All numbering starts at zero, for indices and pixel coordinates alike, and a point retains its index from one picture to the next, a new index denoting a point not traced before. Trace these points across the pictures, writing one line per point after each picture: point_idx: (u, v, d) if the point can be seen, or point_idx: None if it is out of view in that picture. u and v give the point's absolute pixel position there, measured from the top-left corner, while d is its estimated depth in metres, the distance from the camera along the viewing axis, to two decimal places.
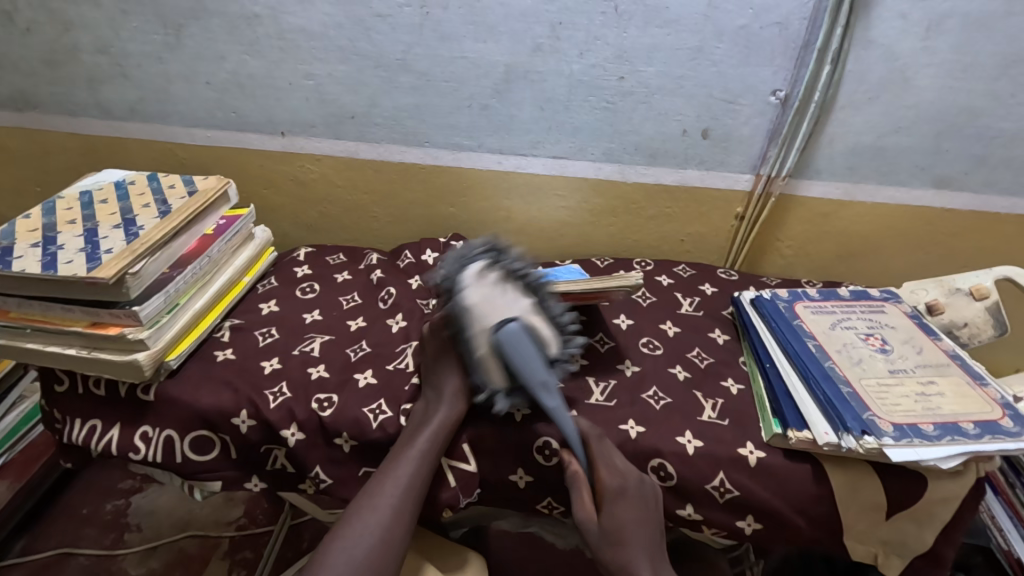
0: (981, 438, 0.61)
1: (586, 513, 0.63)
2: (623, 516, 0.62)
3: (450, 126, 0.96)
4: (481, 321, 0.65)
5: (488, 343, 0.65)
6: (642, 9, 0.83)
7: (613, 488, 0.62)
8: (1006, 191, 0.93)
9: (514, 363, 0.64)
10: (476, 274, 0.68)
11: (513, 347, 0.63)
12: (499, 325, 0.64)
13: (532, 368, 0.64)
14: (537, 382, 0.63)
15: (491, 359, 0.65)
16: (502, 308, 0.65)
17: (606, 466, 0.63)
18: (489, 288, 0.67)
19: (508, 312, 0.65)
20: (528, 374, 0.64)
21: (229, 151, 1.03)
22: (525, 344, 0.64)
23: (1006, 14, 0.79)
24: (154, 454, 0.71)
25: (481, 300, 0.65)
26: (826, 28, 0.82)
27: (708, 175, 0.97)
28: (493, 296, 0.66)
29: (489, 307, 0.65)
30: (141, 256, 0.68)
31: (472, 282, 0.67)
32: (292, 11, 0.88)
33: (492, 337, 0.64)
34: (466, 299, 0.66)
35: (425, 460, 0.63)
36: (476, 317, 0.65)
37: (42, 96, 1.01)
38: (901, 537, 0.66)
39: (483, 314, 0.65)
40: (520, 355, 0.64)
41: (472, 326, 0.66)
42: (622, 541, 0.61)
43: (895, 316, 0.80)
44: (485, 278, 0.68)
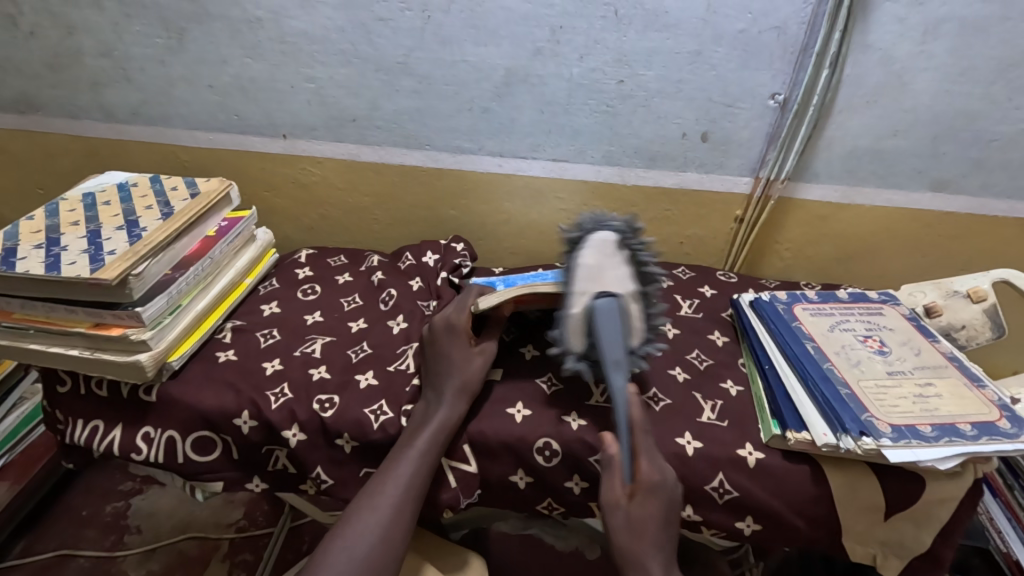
0: (979, 439, 0.62)
1: (611, 497, 0.62)
2: (649, 512, 0.61)
3: (451, 129, 0.97)
4: (588, 284, 0.66)
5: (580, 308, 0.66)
6: (642, 13, 0.84)
7: (650, 482, 0.62)
8: (1003, 194, 0.93)
9: (597, 333, 0.65)
10: (599, 241, 0.68)
11: (601, 317, 0.65)
12: (602, 295, 0.66)
13: (609, 344, 0.64)
14: (611, 359, 0.64)
15: (575, 323, 0.66)
16: (613, 281, 0.67)
17: (647, 459, 0.63)
18: (605, 256, 0.67)
19: (614, 287, 0.66)
20: (606, 348, 0.64)
21: (231, 154, 1.03)
22: (615, 322, 0.65)
23: (1003, 18, 0.80)
24: (156, 455, 0.71)
25: (595, 265, 0.67)
26: (823, 32, 0.83)
27: (707, 178, 0.97)
28: (607, 269, 0.67)
29: (598, 273, 0.66)
30: (144, 258, 0.68)
31: (592, 245, 0.68)
32: (294, 15, 0.89)
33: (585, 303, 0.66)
34: (581, 257, 0.67)
35: (427, 459, 0.64)
36: (579, 276, 0.67)
37: (45, 99, 1.01)
38: (900, 537, 0.67)
39: (585, 280, 0.66)
40: (607, 327, 0.65)
41: (573, 284, 0.67)
42: (643, 533, 0.61)
43: (893, 318, 0.80)
44: (605, 246, 0.68)
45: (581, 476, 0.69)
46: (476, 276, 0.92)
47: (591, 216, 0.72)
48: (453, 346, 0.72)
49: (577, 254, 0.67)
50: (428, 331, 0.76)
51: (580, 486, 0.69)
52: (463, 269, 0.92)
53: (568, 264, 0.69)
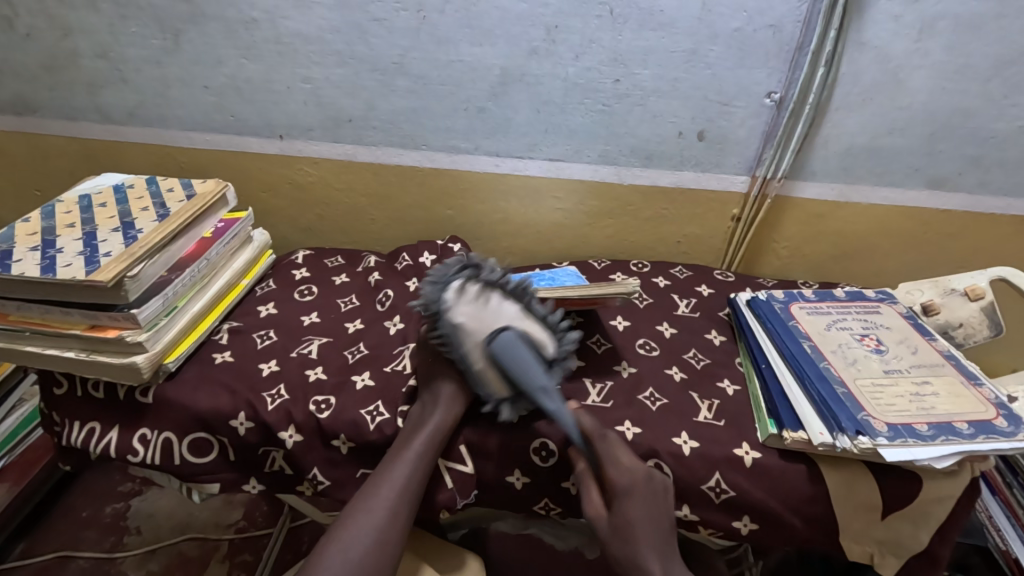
0: (975, 438, 0.61)
1: (594, 511, 0.63)
2: (633, 513, 0.61)
3: (447, 129, 0.97)
4: (474, 336, 0.66)
5: (484, 355, 0.66)
6: (637, 12, 0.84)
7: (622, 487, 0.61)
8: (1000, 191, 0.93)
9: (509, 371, 0.65)
10: (456, 291, 0.68)
11: (510, 356, 0.65)
12: (493, 338, 0.66)
13: (529, 376, 0.64)
14: (536, 387, 0.64)
15: (488, 370, 0.66)
16: (494, 317, 0.67)
17: (613, 464, 0.62)
18: (472, 302, 0.68)
19: (497, 323, 0.66)
20: (527, 380, 0.64)
21: (228, 155, 1.03)
22: (519, 352, 0.65)
23: (998, 15, 0.80)
24: (152, 456, 0.71)
25: (468, 317, 0.67)
26: (819, 30, 0.82)
27: (704, 177, 0.97)
28: (480, 314, 0.67)
29: (478, 320, 0.67)
30: (140, 259, 0.68)
31: (452, 302, 0.68)
32: (290, 16, 0.89)
33: (486, 350, 0.66)
34: (452, 318, 0.67)
35: (422, 460, 0.64)
36: (465, 333, 0.67)
37: (42, 100, 1.01)
38: (897, 537, 0.67)
39: (473, 338, 0.66)
40: (516, 361, 0.65)
41: (463, 343, 0.67)
42: (630, 537, 0.60)
43: (890, 316, 0.80)
44: (463, 292, 0.69)
45: None
46: None
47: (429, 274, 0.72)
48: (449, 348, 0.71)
49: (448, 315, 0.67)
50: (424, 332, 0.75)
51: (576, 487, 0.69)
52: None
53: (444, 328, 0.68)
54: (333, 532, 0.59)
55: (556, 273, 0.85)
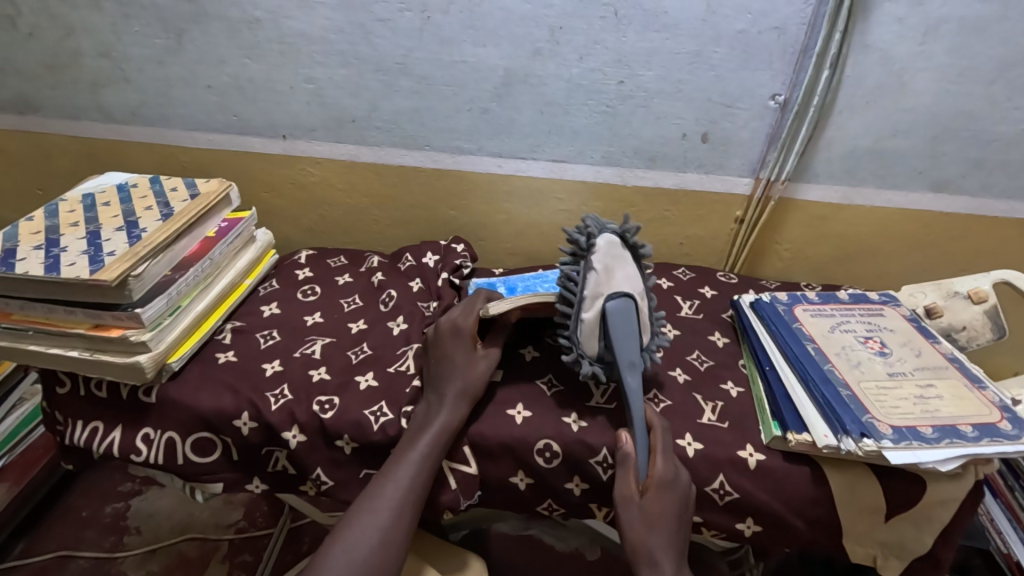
0: (980, 440, 0.61)
1: (623, 492, 0.63)
2: (664, 507, 0.61)
3: (450, 130, 0.97)
4: (598, 287, 0.67)
5: (597, 311, 0.67)
6: (641, 14, 0.84)
7: (663, 478, 0.62)
8: (1003, 195, 0.93)
9: (613, 335, 0.66)
10: (608, 241, 0.69)
11: (618, 321, 0.66)
12: (614, 296, 0.67)
13: (623, 348, 0.66)
14: (626, 361, 0.66)
15: (593, 326, 0.67)
16: (623, 281, 0.68)
17: (663, 455, 0.64)
18: (614, 261, 0.68)
19: (625, 287, 0.67)
20: (620, 350, 0.66)
21: (230, 154, 1.03)
22: (629, 323, 0.66)
23: (1002, 18, 0.80)
24: (155, 456, 0.71)
25: (605, 268, 0.67)
26: (823, 32, 0.82)
27: (707, 179, 0.97)
28: (613, 273, 0.68)
29: (609, 277, 0.68)
30: (144, 259, 0.68)
31: (599, 249, 0.68)
32: (293, 15, 0.89)
33: (603, 305, 0.67)
34: (592, 263, 0.68)
35: (428, 460, 0.64)
36: (591, 282, 0.67)
37: (44, 99, 1.01)
38: (900, 539, 0.67)
39: (595, 288, 0.67)
40: (621, 329, 0.66)
41: (585, 289, 0.67)
42: (655, 528, 0.61)
43: (894, 319, 0.80)
44: (614, 248, 0.69)
45: (581, 477, 0.69)
46: (476, 277, 0.92)
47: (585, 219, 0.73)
48: (456, 349, 0.71)
49: (589, 259, 0.68)
50: (430, 333, 0.75)
51: (580, 488, 0.69)
52: (464, 270, 0.92)
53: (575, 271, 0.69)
54: (340, 530, 0.59)
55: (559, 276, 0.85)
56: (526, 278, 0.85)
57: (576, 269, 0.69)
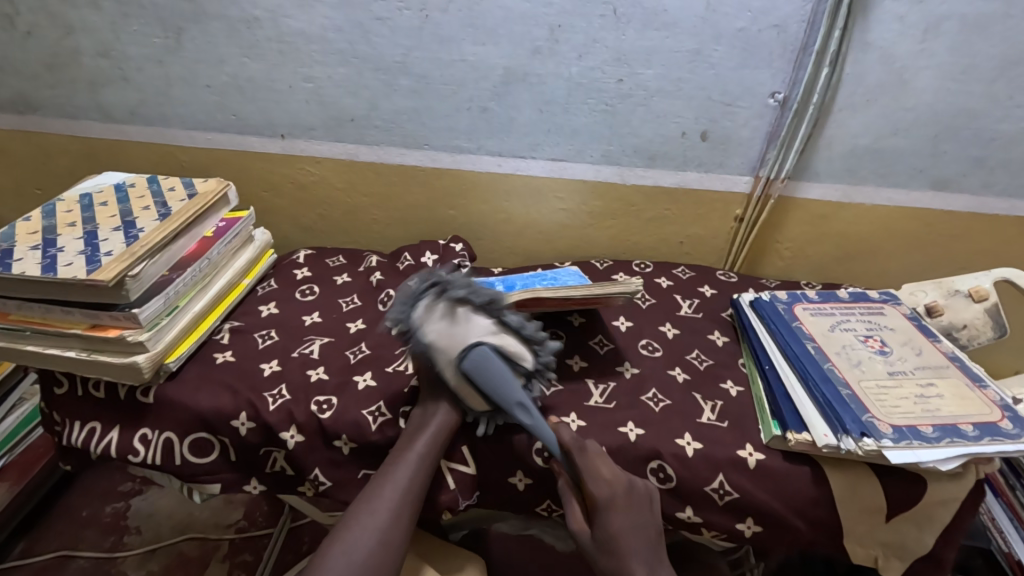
0: (981, 440, 0.61)
1: (579, 524, 0.62)
2: (625, 524, 0.60)
3: (449, 129, 0.96)
4: (447, 351, 0.65)
5: (458, 373, 0.66)
6: (641, 12, 0.84)
7: (602, 500, 0.61)
8: (1004, 193, 0.93)
9: (486, 388, 0.65)
10: (425, 306, 0.67)
11: (483, 375, 0.64)
12: (466, 354, 0.65)
13: (505, 394, 0.65)
14: (513, 403, 0.65)
15: (462, 388, 0.66)
16: (466, 333, 0.66)
17: (591, 477, 0.62)
18: (444, 320, 0.66)
19: (470, 340, 0.65)
20: (501, 398, 0.65)
21: (229, 154, 1.03)
22: (492, 369, 0.65)
23: (1004, 16, 0.79)
24: (153, 457, 0.71)
25: (439, 336, 0.65)
26: (824, 30, 0.82)
27: (707, 178, 0.97)
28: (450, 329, 0.66)
29: (452, 340, 0.65)
30: (141, 259, 0.68)
31: (422, 321, 0.67)
32: (292, 14, 0.89)
33: (461, 368, 0.65)
34: (423, 337, 0.66)
35: (423, 461, 0.64)
36: (439, 350, 0.66)
37: (43, 99, 1.01)
38: (901, 539, 0.66)
39: (447, 356, 0.66)
40: (490, 378, 0.65)
41: (439, 361, 0.66)
42: (615, 551, 0.59)
43: (894, 318, 0.80)
44: (431, 312, 0.67)
45: None
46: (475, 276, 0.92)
47: (402, 291, 0.70)
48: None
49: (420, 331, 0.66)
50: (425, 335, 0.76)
51: None
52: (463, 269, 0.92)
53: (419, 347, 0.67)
54: (335, 534, 0.58)
55: (557, 274, 0.85)
56: (525, 276, 0.86)
57: (417, 347, 0.67)
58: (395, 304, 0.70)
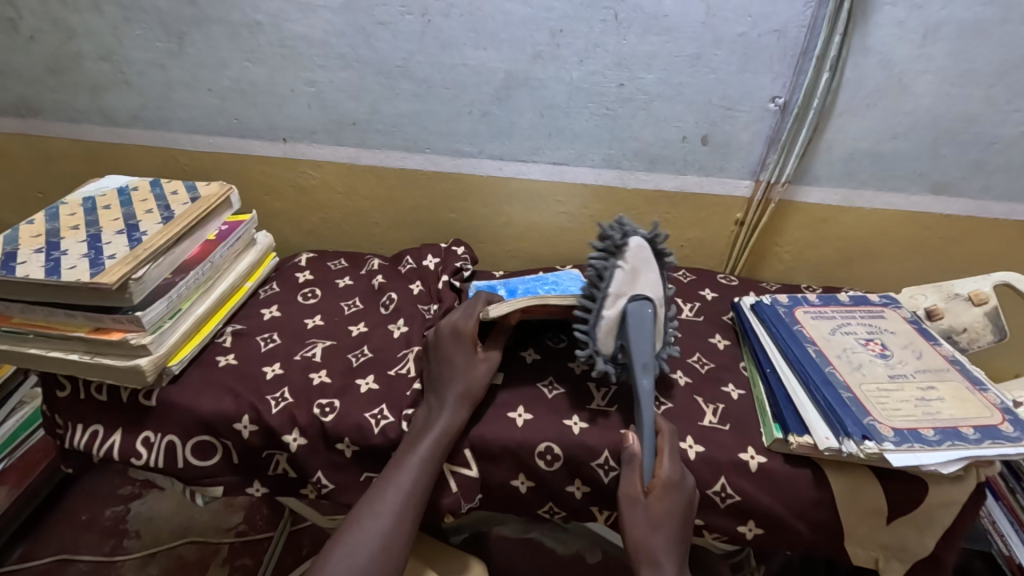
0: (981, 443, 0.61)
1: (630, 493, 0.62)
2: (670, 509, 0.61)
3: (450, 133, 0.97)
4: (623, 286, 0.68)
5: (619, 310, 0.68)
6: (641, 17, 0.84)
7: (669, 479, 0.62)
8: (1004, 197, 0.93)
9: (630, 335, 0.67)
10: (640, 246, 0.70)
11: (636, 322, 0.67)
12: (635, 298, 0.68)
13: (641, 349, 0.67)
14: (641, 362, 0.67)
15: (612, 323, 0.68)
16: (646, 285, 0.69)
17: (670, 457, 0.64)
18: (642, 264, 0.70)
19: (647, 292, 0.69)
20: (636, 350, 0.67)
21: (231, 158, 1.03)
22: (647, 326, 0.68)
23: (1002, 21, 0.80)
24: (155, 460, 0.71)
25: (632, 270, 0.69)
26: (823, 35, 0.83)
27: (707, 181, 0.97)
28: (640, 276, 0.69)
29: (633, 280, 0.69)
30: (144, 262, 0.68)
31: (630, 249, 0.69)
32: (294, 19, 0.89)
33: (625, 306, 0.68)
34: (620, 262, 0.69)
35: (428, 463, 0.64)
36: (614, 282, 0.68)
37: (45, 103, 1.01)
38: (902, 541, 0.66)
39: (619, 288, 0.68)
40: (639, 330, 0.67)
41: (609, 288, 0.68)
42: (660, 529, 0.60)
43: (895, 321, 0.80)
44: (642, 252, 0.70)
45: (582, 481, 0.69)
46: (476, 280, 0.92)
47: (619, 223, 0.72)
48: (455, 352, 0.71)
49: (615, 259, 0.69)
50: (429, 338, 0.75)
51: (581, 490, 0.69)
52: (464, 272, 0.92)
53: (603, 267, 0.70)
54: (341, 534, 0.59)
55: (559, 279, 0.86)
56: (526, 283, 0.87)
57: (603, 268, 0.70)
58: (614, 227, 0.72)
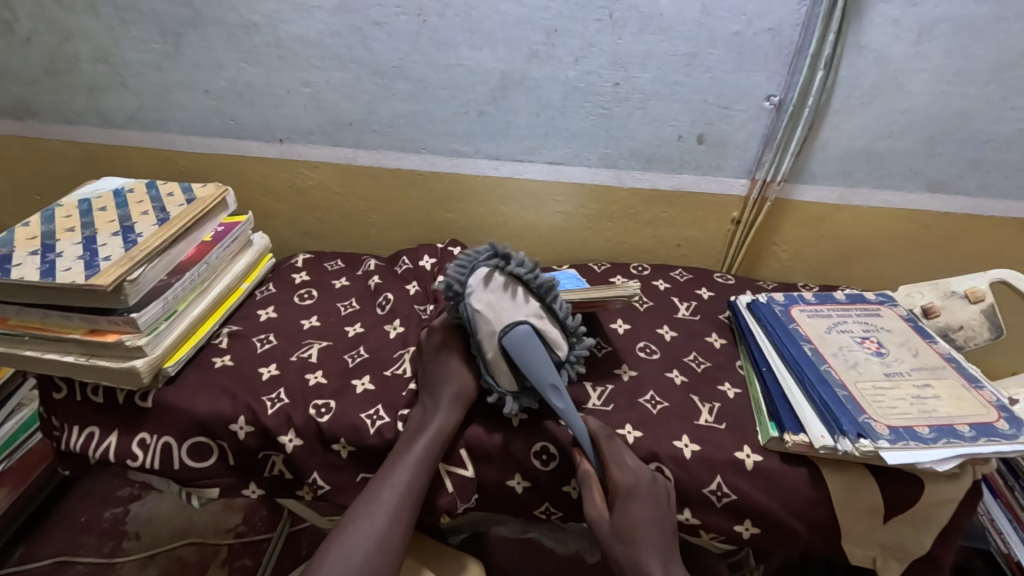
0: (977, 440, 0.61)
1: (597, 513, 0.62)
2: (636, 516, 0.61)
3: (447, 133, 0.97)
4: (486, 327, 0.67)
5: (497, 348, 0.67)
6: (636, 16, 0.84)
7: (625, 486, 0.62)
8: (1000, 194, 0.93)
9: (518, 367, 0.66)
10: (479, 279, 0.68)
11: (520, 351, 0.66)
12: (507, 330, 0.66)
13: (536, 375, 0.66)
14: (546, 385, 0.66)
15: (499, 362, 0.68)
16: (508, 312, 0.67)
17: (617, 465, 0.63)
18: (497, 295, 0.67)
19: (515, 317, 0.67)
20: (536, 377, 0.66)
21: (228, 159, 1.03)
22: (532, 348, 0.66)
23: (997, 19, 0.80)
24: (151, 461, 0.71)
25: (488, 307, 0.67)
26: (818, 34, 0.83)
27: (703, 180, 0.97)
28: (498, 307, 0.67)
29: (496, 313, 0.67)
30: (139, 264, 0.68)
31: (474, 290, 0.67)
32: (290, 19, 0.89)
33: (501, 343, 0.67)
34: (472, 306, 0.67)
35: (422, 463, 0.64)
36: (480, 327, 0.67)
37: (42, 105, 1.01)
38: (899, 540, 0.66)
39: (486, 334, 0.67)
40: (526, 358, 0.66)
41: (480, 332, 0.68)
42: (634, 539, 0.59)
43: (891, 319, 0.80)
44: (490, 282, 0.68)
45: (578, 480, 0.69)
46: None
47: (460, 260, 0.70)
48: (443, 351, 0.72)
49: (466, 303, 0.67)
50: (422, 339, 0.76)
51: (578, 490, 0.69)
52: None
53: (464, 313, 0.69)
54: (331, 537, 0.59)
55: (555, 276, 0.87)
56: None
57: (465, 316, 0.69)
58: (458, 270, 0.69)
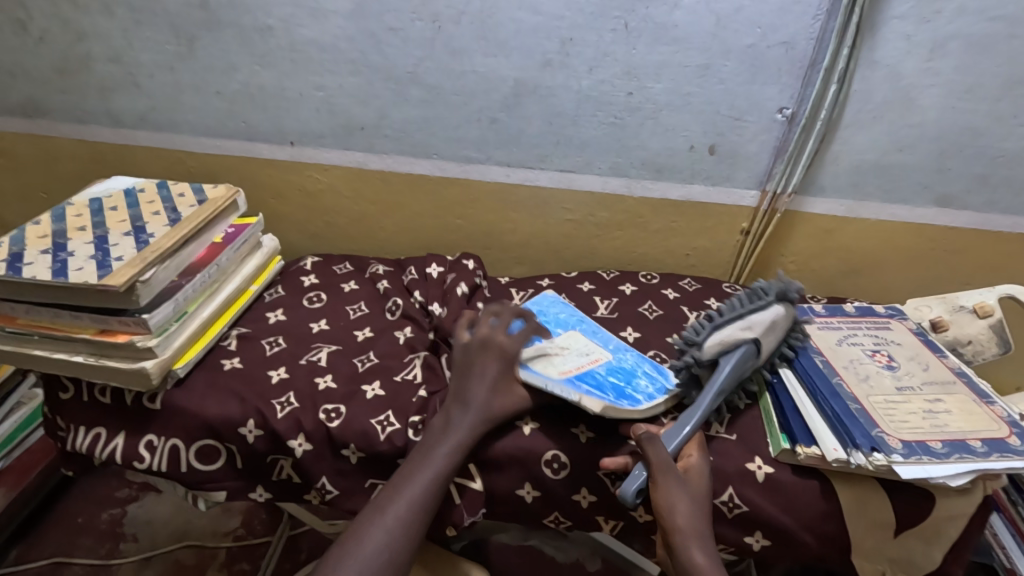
0: (990, 456, 0.61)
1: (670, 469, 0.61)
2: (700, 490, 0.62)
3: (459, 139, 0.97)
4: (760, 325, 0.69)
5: (742, 334, 0.68)
6: (651, 27, 0.85)
7: (699, 470, 0.63)
8: (1007, 210, 0.94)
9: (729, 362, 0.68)
10: (791, 311, 0.72)
11: (742, 357, 0.68)
12: (754, 344, 0.69)
13: (724, 377, 0.67)
14: (718, 390, 0.67)
15: (730, 337, 0.68)
16: (771, 344, 0.71)
17: (698, 450, 0.65)
18: (784, 319, 0.71)
19: (768, 343, 0.70)
20: (723, 380, 0.67)
21: (238, 161, 1.03)
22: (743, 366, 0.68)
23: (1009, 36, 0.80)
24: (158, 464, 0.71)
25: (777, 319, 0.70)
26: (832, 48, 0.83)
27: (713, 191, 0.98)
28: (776, 332, 0.71)
29: (772, 328, 0.70)
30: (151, 264, 0.68)
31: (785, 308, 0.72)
32: (305, 24, 0.89)
33: (749, 339, 0.68)
34: (773, 309, 0.71)
35: (438, 481, 0.63)
36: (760, 314, 0.70)
37: (52, 103, 1.01)
38: (909, 555, 0.66)
39: (757, 322, 0.69)
40: (738, 365, 0.68)
41: (753, 317, 0.70)
42: (701, 507, 0.61)
43: (901, 333, 0.80)
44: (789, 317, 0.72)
45: (589, 489, 0.68)
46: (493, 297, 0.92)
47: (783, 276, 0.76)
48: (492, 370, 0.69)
49: (776, 301, 0.71)
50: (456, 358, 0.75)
51: (588, 499, 0.69)
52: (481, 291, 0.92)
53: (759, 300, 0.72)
54: (355, 543, 0.58)
55: (542, 306, 0.86)
56: None
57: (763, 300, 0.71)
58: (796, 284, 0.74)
